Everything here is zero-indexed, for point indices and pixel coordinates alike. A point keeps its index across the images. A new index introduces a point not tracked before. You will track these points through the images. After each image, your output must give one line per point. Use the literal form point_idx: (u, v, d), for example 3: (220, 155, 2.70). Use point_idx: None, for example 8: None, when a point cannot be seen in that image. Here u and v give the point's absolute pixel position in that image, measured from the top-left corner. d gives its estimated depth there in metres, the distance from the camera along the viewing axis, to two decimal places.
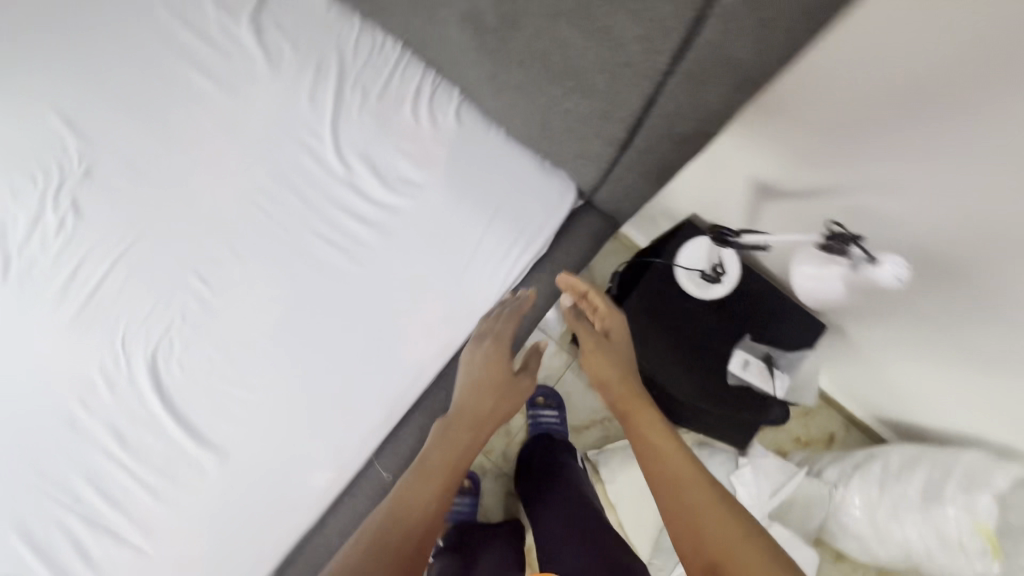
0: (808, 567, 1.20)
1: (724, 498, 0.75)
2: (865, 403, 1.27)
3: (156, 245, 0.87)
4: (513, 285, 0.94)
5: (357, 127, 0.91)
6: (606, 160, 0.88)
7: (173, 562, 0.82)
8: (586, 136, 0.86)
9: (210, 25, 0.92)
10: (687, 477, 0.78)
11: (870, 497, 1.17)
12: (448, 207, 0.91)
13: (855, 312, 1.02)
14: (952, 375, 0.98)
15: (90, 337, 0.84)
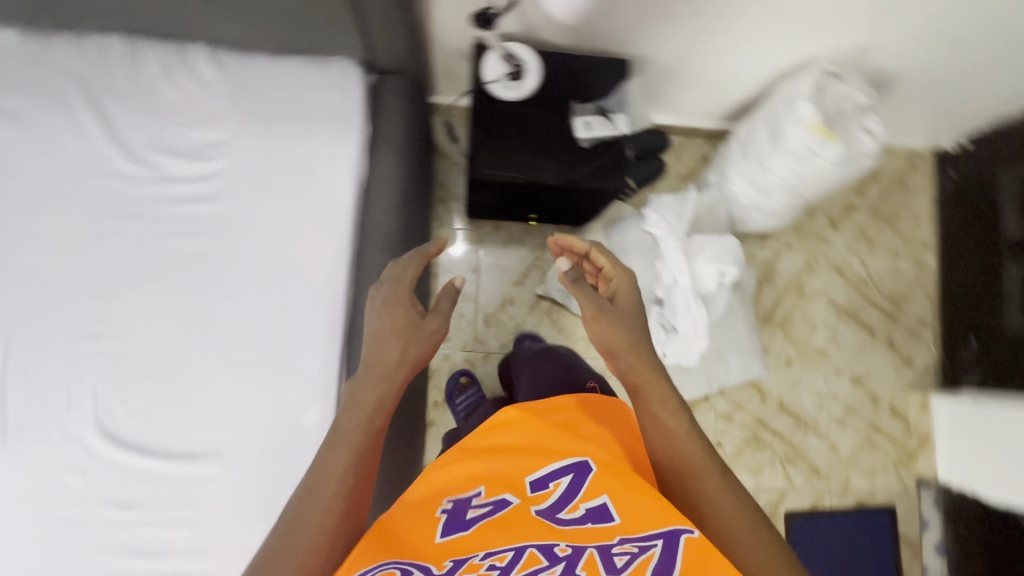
0: (737, 254, 1.37)
1: (734, 488, 0.63)
2: (695, 108, 1.52)
3: (31, 336, 0.90)
4: (360, 171, 1.00)
5: (139, 128, 0.96)
6: (353, 16, 0.92)
7: (237, 560, 0.87)
8: (323, 2, 0.89)
9: None
10: (692, 453, 0.66)
11: (742, 168, 1.40)
12: (261, 144, 0.97)
13: (630, 30, 1.19)
14: (720, 31, 1.19)
15: (30, 446, 0.87)
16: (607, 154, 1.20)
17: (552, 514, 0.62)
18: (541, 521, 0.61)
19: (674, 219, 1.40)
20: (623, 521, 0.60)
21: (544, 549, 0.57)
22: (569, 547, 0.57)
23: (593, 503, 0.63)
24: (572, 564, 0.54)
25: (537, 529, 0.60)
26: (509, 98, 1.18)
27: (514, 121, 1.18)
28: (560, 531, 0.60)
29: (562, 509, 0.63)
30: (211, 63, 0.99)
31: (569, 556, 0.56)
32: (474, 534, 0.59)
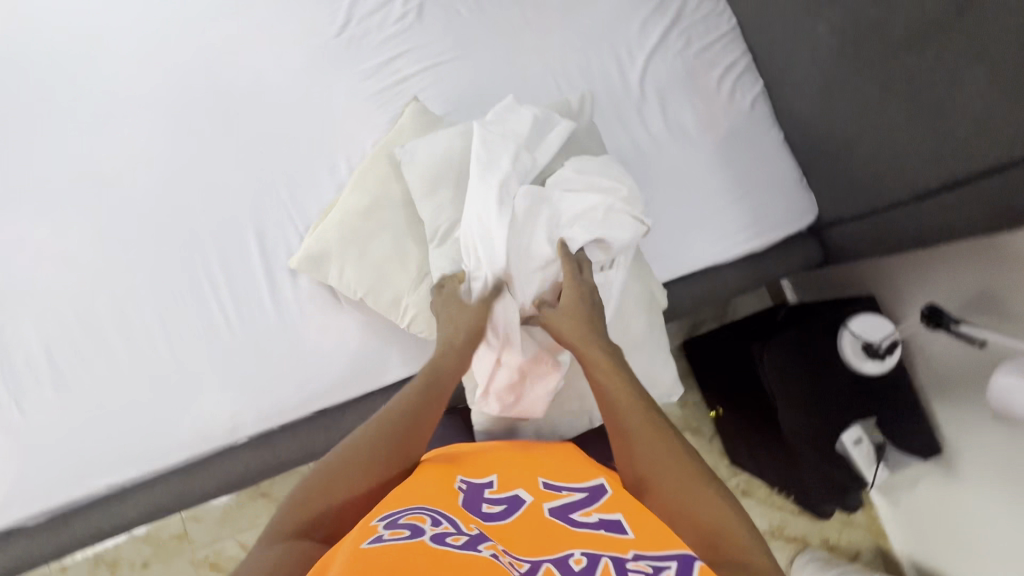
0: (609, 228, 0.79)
1: (673, 453, 0.67)
2: (919, 549, 1.33)
3: (462, 70, 1.02)
4: (723, 260, 1.01)
5: (668, 66, 1.04)
6: (859, 210, 0.95)
7: (342, 325, 0.94)
8: (851, 182, 0.94)
9: None
10: (658, 444, 0.68)
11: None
12: (711, 162, 1.01)
13: (968, 440, 1.07)
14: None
15: (380, 111, 1.01)
16: (843, 467, 1.11)
17: (564, 516, 0.62)
18: (553, 520, 0.61)
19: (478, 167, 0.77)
20: (638, 537, 0.58)
21: (555, 561, 0.53)
22: (586, 558, 0.53)
23: (606, 517, 0.62)
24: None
25: (548, 527, 0.59)
26: (844, 334, 1.10)
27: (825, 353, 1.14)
28: (571, 535, 0.58)
29: (447, 535, 0.52)
30: (754, 92, 1.05)
31: (523, 566, 0.53)
32: (484, 556, 0.49)
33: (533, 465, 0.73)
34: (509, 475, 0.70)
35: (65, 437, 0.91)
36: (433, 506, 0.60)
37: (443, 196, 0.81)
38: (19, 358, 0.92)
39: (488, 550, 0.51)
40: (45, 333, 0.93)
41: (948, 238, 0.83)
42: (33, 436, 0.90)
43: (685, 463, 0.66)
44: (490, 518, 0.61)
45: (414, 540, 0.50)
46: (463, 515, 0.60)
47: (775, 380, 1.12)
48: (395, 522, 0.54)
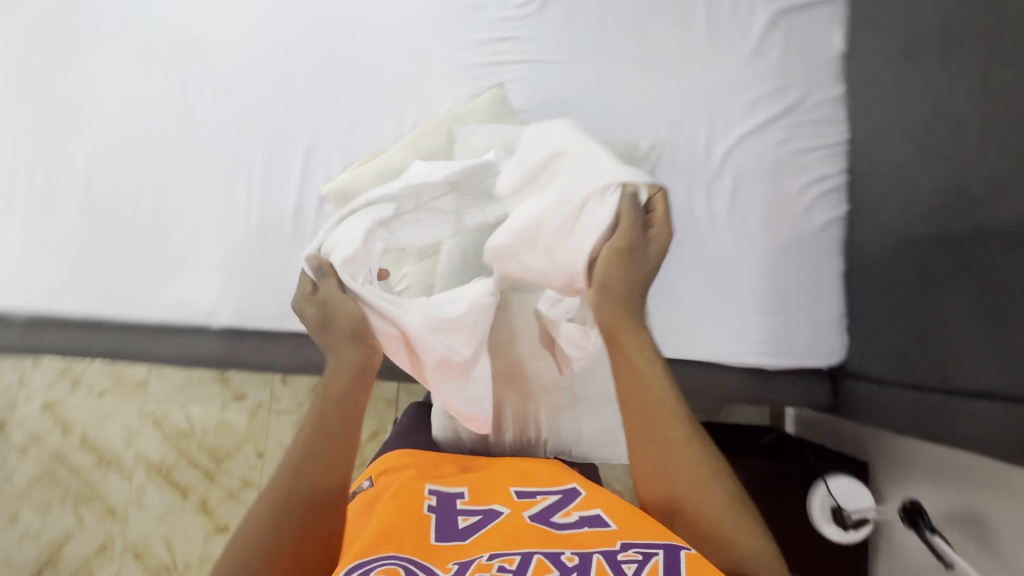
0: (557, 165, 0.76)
1: (702, 465, 0.60)
2: None
3: (557, 77, 1.01)
4: (729, 364, 0.96)
5: (758, 154, 0.99)
6: (886, 376, 0.88)
7: None
8: (889, 345, 0.88)
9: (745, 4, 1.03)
10: (686, 456, 0.60)
11: None
12: (759, 264, 0.96)
13: None
14: None
15: (465, 84, 1.01)
16: None
17: (546, 519, 0.60)
18: (533, 524, 0.60)
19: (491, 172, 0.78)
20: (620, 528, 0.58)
21: (545, 555, 0.54)
22: (578, 556, 0.54)
23: (583, 513, 0.61)
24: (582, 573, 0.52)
25: (531, 530, 0.59)
26: (820, 486, 1.03)
27: (789, 498, 1.08)
28: (555, 537, 0.57)
29: None
30: (832, 213, 0.98)
31: (514, 567, 0.53)
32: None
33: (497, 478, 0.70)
34: (481, 487, 0.68)
35: (72, 256, 0.97)
36: (404, 548, 0.57)
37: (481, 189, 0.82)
38: (63, 171, 0.99)
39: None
40: (93, 158, 0.99)
41: (968, 447, 0.76)
42: (46, 242, 0.97)
43: (715, 479, 0.59)
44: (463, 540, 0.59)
45: None
46: (440, 554, 0.57)
47: None
48: (367, 574, 0.51)
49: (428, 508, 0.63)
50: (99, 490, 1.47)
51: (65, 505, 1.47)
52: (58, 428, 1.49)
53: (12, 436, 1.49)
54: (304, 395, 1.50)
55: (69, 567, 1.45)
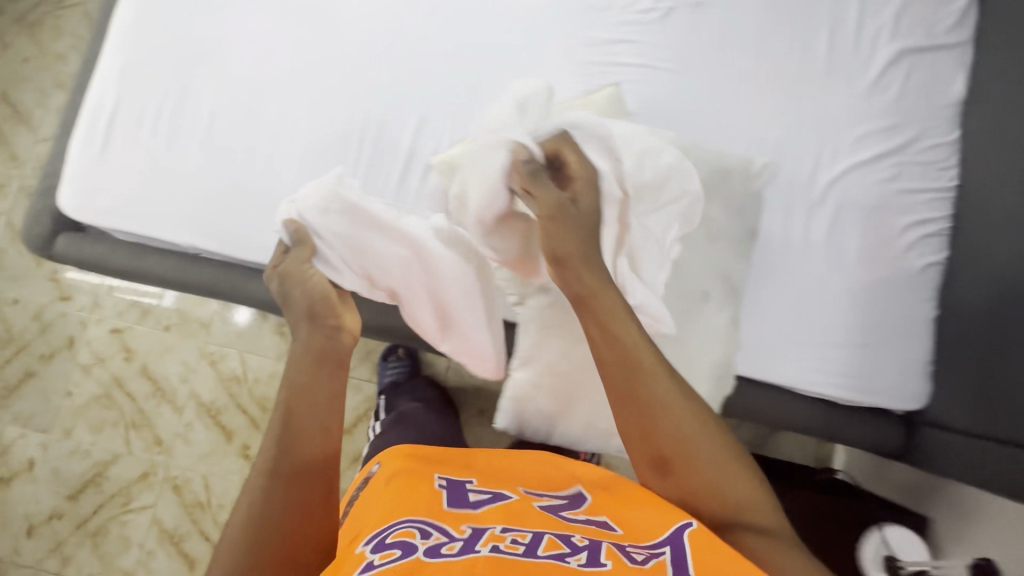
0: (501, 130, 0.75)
1: (692, 419, 0.60)
2: None
3: (670, 84, 1.02)
4: (807, 394, 0.95)
5: (862, 188, 0.99)
6: (978, 430, 0.87)
7: None
8: (984, 399, 0.86)
9: (868, 39, 1.03)
10: (677, 414, 0.59)
11: None
12: (849, 296, 0.95)
13: None
14: None
15: (579, 79, 1.03)
16: None
17: (555, 512, 0.62)
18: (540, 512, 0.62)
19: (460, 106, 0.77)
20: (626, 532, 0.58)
21: (556, 537, 0.56)
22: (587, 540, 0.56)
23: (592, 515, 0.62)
24: (592, 552, 0.53)
25: (540, 519, 0.60)
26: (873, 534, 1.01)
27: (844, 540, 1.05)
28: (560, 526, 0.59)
29: (442, 547, 0.53)
30: (931, 257, 0.97)
31: (525, 542, 0.55)
32: (484, 555, 0.51)
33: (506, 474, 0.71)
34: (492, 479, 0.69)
35: (185, 187, 1.02)
36: (418, 514, 0.60)
37: None
38: (190, 108, 1.04)
39: (486, 547, 0.53)
40: (218, 100, 1.04)
41: None
42: (165, 172, 1.03)
43: (708, 432, 0.60)
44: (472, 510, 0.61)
45: (407, 559, 0.51)
46: (452, 518, 0.59)
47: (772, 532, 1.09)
48: (383, 544, 0.54)
49: (439, 485, 0.66)
50: (150, 419, 1.53)
51: (117, 427, 1.53)
52: (121, 353, 1.56)
53: (80, 354, 1.56)
54: (356, 360, 1.54)
55: (112, 487, 1.50)
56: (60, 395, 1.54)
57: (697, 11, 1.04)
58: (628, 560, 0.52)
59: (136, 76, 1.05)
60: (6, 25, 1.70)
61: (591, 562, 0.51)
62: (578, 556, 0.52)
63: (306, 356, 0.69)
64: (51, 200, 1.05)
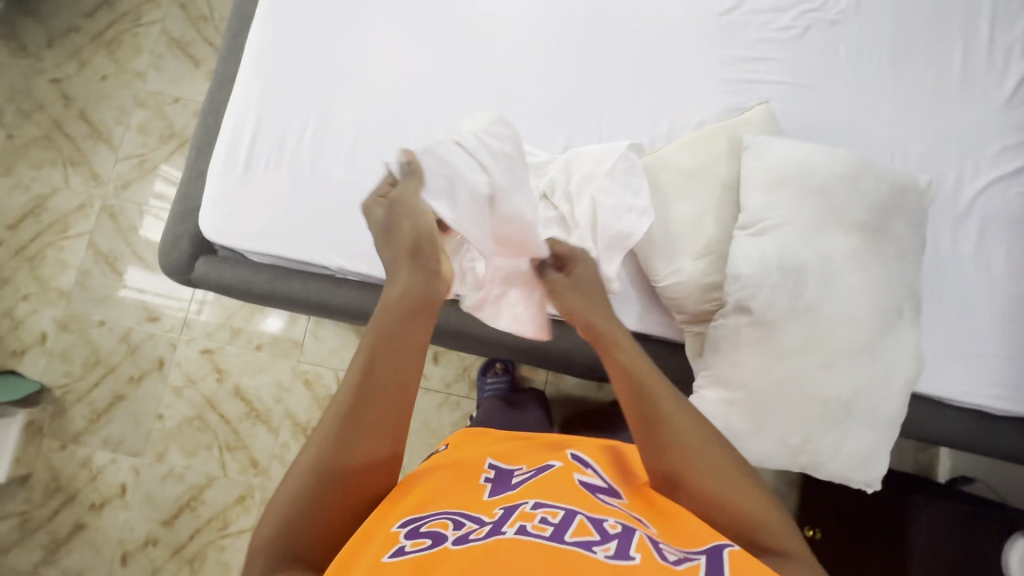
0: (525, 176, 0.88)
1: (704, 440, 0.58)
2: None
3: (811, 100, 1.03)
4: (961, 404, 0.96)
5: (1005, 201, 1.00)
6: None
7: None
8: None
9: (1002, 55, 1.05)
10: (688, 434, 0.59)
11: None
12: (998, 307, 0.97)
13: None
14: None
15: (722, 96, 1.04)
16: None
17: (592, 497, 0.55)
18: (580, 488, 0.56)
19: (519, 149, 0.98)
20: (661, 531, 0.53)
21: (590, 518, 0.51)
22: (620, 527, 0.50)
23: None
24: (622, 543, 0.48)
25: (578, 493, 0.54)
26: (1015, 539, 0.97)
27: None
28: (597, 506, 0.53)
29: (470, 534, 0.49)
30: None
31: (555, 521, 0.50)
32: (510, 537, 0.47)
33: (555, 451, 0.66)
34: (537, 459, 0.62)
35: (331, 209, 1.01)
36: (453, 503, 0.56)
37: (779, 197, 0.82)
38: (332, 128, 1.03)
39: (512, 529, 0.48)
40: (361, 120, 1.04)
41: None
42: (310, 194, 1.02)
43: (724, 456, 0.58)
44: (514, 493, 0.56)
45: (435, 549, 0.48)
46: (486, 506, 0.55)
47: (911, 539, 1.08)
48: (417, 530, 0.51)
49: (485, 478, 0.61)
50: (245, 440, 1.50)
51: (211, 450, 1.50)
52: (213, 373, 1.54)
53: (170, 375, 1.54)
54: (453, 376, 1.53)
55: (207, 511, 1.48)
56: (151, 418, 1.52)
57: (832, 29, 1.06)
58: (660, 558, 0.47)
59: (275, 98, 1.04)
60: (83, 43, 1.69)
61: (619, 555, 0.46)
62: (606, 544, 0.47)
63: (401, 303, 0.63)
64: (188, 224, 1.04)
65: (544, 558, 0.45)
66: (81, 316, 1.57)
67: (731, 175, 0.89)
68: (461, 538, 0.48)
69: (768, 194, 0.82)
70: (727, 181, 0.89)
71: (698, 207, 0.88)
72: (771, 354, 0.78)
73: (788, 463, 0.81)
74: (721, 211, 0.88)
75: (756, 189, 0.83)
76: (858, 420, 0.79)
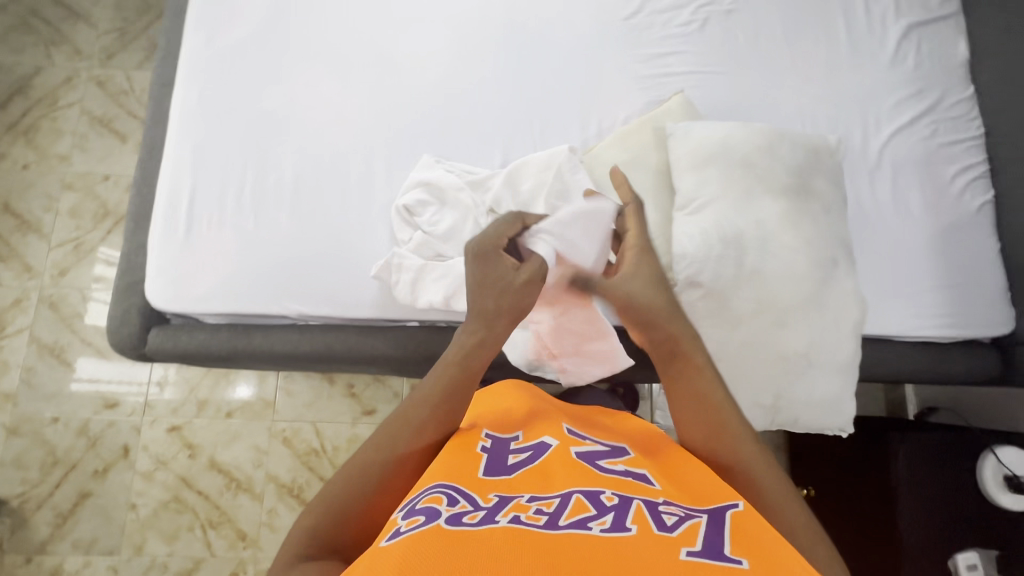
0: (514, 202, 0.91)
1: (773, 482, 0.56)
2: None
3: (722, 84, 1.11)
4: (909, 337, 1.02)
5: (910, 147, 1.09)
6: None
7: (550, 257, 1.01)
8: None
9: (879, 20, 1.16)
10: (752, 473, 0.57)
11: None
12: (924, 243, 1.05)
13: None
14: None
15: (641, 92, 1.10)
16: None
17: (591, 460, 0.57)
18: (579, 462, 0.56)
19: (466, 168, 1.01)
20: (668, 489, 0.55)
21: (586, 494, 0.52)
22: (617, 498, 0.51)
23: (631, 468, 0.57)
24: (619, 515, 0.49)
25: (576, 467, 0.55)
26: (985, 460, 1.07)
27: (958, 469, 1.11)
28: (596, 478, 0.54)
29: (465, 514, 0.48)
30: (982, 197, 1.08)
31: (550, 510, 0.50)
32: (503, 528, 0.46)
33: (550, 410, 0.67)
34: (531, 424, 0.63)
35: (282, 257, 1.00)
36: (448, 475, 0.54)
37: (708, 175, 0.87)
38: (271, 177, 1.03)
39: (506, 518, 0.48)
40: (300, 165, 1.04)
41: None
42: (256, 245, 1.01)
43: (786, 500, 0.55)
44: (507, 474, 0.56)
45: (430, 525, 0.46)
46: (481, 483, 0.54)
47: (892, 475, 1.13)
48: (412, 508, 0.49)
49: (482, 447, 0.59)
50: (229, 513, 1.44)
51: (193, 531, 1.42)
52: (184, 450, 1.47)
53: (138, 460, 1.46)
54: None
55: None
56: (123, 509, 1.43)
57: (728, 18, 1.15)
58: (656, 526, 0.48)
59: (208, 159, 1.04)
60: None
61: (616, 528, 0.47)
62: (603, 519, 0.48)
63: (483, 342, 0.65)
64: (135, 297, 1.01)
65: (545, 543, 0.45)
66: (31, 416, 1.48)
67: (662, 161, 0.93)
68: (461, 520, 0.47)
69: (697, 173, 0.87)
70: (660, 167, 0.93)
71: (637, 196, 0.92)
72: (728, 321, 0.82)
73: (764, 421, 0.85)
74: (659, 196, 0.92)
75: (685, 170, 0.88)
76: (819, 369, 0.83)
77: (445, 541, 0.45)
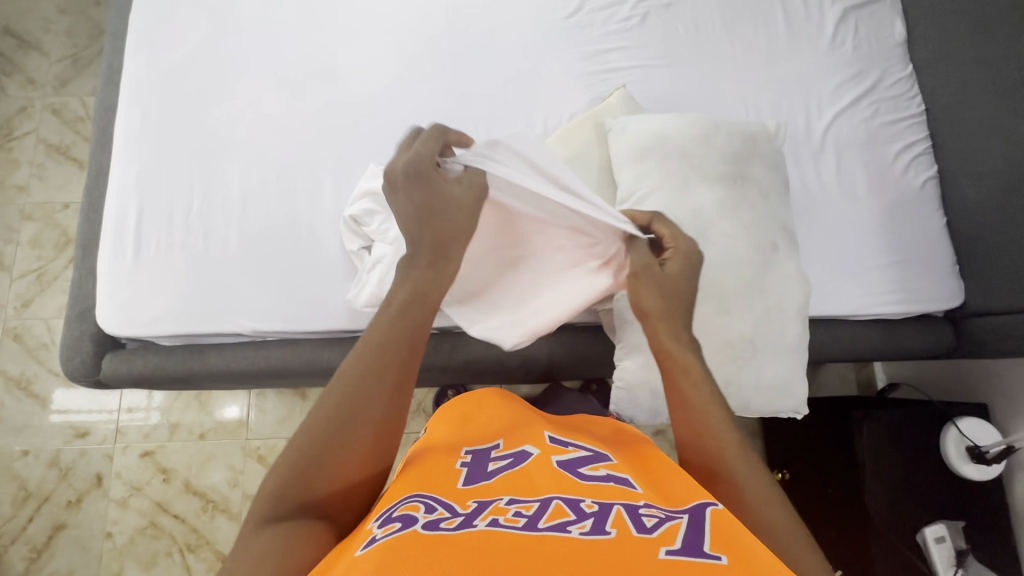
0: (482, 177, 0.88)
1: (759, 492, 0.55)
2: None
3: (665, 77, 1.12)
4: (861, 316, 1.03)
5: (852, 128, 1.11)
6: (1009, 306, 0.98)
7: None
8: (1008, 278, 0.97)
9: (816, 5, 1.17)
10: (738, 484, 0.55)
11: None
12: (871, 222, 1.06)
13: None
14: None
15: (584, 89, 1.11)
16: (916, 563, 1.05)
17: (572, 468, 0.56)
18: (559, 470, 0.56)
19: None
20: (649, 493, 0.54)
21: (564, 500, 0.51)
22: (598, 505, 0.50)
23: (614, 472, 0.57)
24: (598, 519, 0.48)
25: (555, 474, 0.55)
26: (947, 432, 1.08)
27: (923, 443, 1.12)
28: (575, 485, 0.54)
29: (442, 521, 0.47)
30: (926, 173, 1.10)
31: (529, 513, 0.49)
32: (481, 531, 0.46)
33: (532, 420, 0.66)
34: (512, 433, 0.63)
35: (235, 276, 1.00)
36: (427, 488, 0.54)
37: (646, 167, 0.88)
38: (218, 196, 1.03)
39: (484, 522, 0.47)
40: (248, 182, 1.04)
41: None
42: (207, 266, 1.00)
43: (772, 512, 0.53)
44: (487, 481, 0.55)
45: (405, 531, 0.46)
46: (460, 495, 0.53)
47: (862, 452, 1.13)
48: (387, 518, 0.49)
49: (461, 463, 0.59)
50: (207, 536, 1.42)
51: (171, 555, 1.41)
52: (158, 475, 1.45)
53: (111, 488, 1.44)
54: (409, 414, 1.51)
55: None
56: (99, 539, 1.42)
57: (668, 11, 1.16)
58: (635, 528, 0.46)
59: (153, 182, 1.03)
60: None
61: (596, 531, 0.46)
62: (582, 523, 0.47)
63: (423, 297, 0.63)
64: (87, 323, 1.01)
65: (523, 544, 0.44)
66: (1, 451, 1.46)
67: (604, 157, 0.94)
68: (440, 526, 0.47)
69: (636, 166, 0.88)
70: (602, 163, 0.94)
71: None
72: None
73: None
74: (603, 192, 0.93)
75: (624, 164, 0.89)
76: (766, 353, 0.84)
77: (422, 547, 0.44)
